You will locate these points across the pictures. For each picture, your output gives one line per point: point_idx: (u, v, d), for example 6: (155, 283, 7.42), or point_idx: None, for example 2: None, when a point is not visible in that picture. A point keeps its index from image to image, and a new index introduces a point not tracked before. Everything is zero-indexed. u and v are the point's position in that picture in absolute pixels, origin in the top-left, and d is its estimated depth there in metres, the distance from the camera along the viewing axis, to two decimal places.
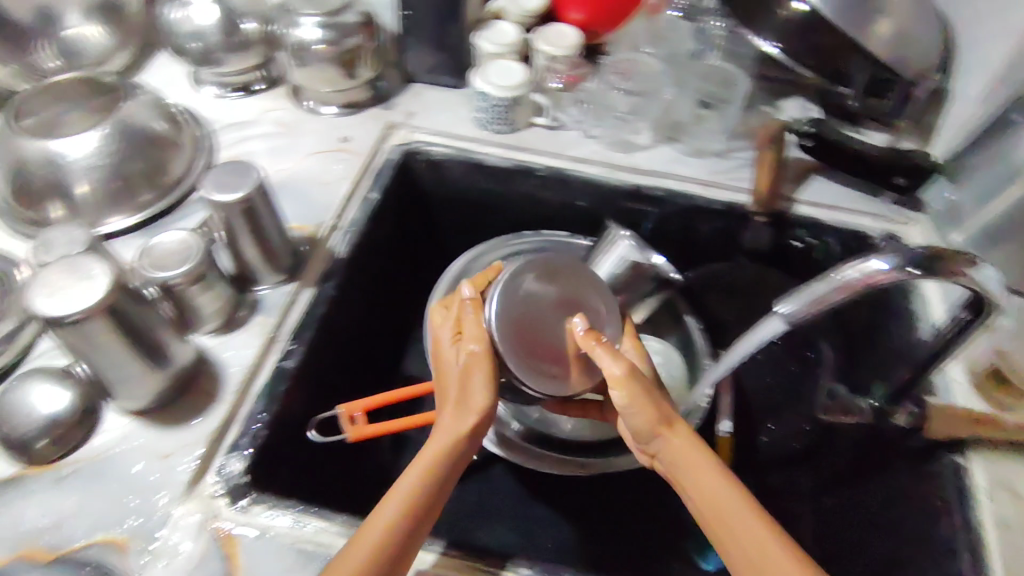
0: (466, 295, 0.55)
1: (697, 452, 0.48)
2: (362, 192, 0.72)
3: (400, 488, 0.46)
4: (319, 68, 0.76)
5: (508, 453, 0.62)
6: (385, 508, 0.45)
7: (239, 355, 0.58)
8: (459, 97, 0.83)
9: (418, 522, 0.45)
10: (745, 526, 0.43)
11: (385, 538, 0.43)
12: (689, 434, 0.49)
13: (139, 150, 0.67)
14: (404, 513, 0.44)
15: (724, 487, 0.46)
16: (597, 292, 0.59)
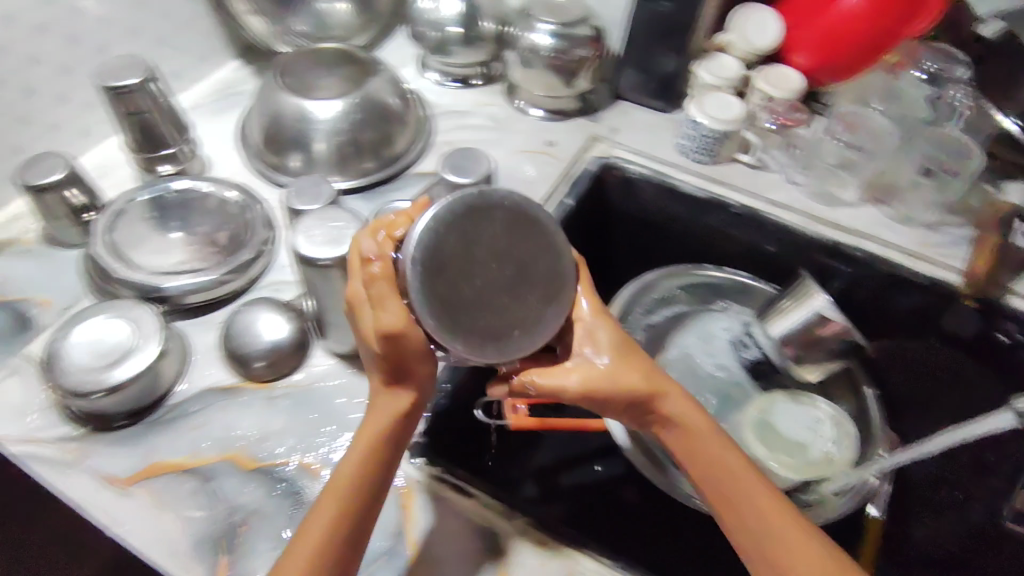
0: (368, 253, 0.45)
1: (692, 424, 0.51)
2: (560, 195, 0.76)
3: (346, 465, 0.47)
4: (546, 73, 0.80)
5: (656, 473, 0.67)
6: (334, 490, 0.46)
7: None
8: (666, 121, 0.84)
9: (370, 494, 0.47)
10: (756, 505, 0.48)
11: (337, 522, 0.45)
12: (679, 401, 0.51)
13: (372, 121, 0.74)
14: (360, 488, 0.46)
15: (728, 465, 0.50)
16: (545, 252, 0.47)
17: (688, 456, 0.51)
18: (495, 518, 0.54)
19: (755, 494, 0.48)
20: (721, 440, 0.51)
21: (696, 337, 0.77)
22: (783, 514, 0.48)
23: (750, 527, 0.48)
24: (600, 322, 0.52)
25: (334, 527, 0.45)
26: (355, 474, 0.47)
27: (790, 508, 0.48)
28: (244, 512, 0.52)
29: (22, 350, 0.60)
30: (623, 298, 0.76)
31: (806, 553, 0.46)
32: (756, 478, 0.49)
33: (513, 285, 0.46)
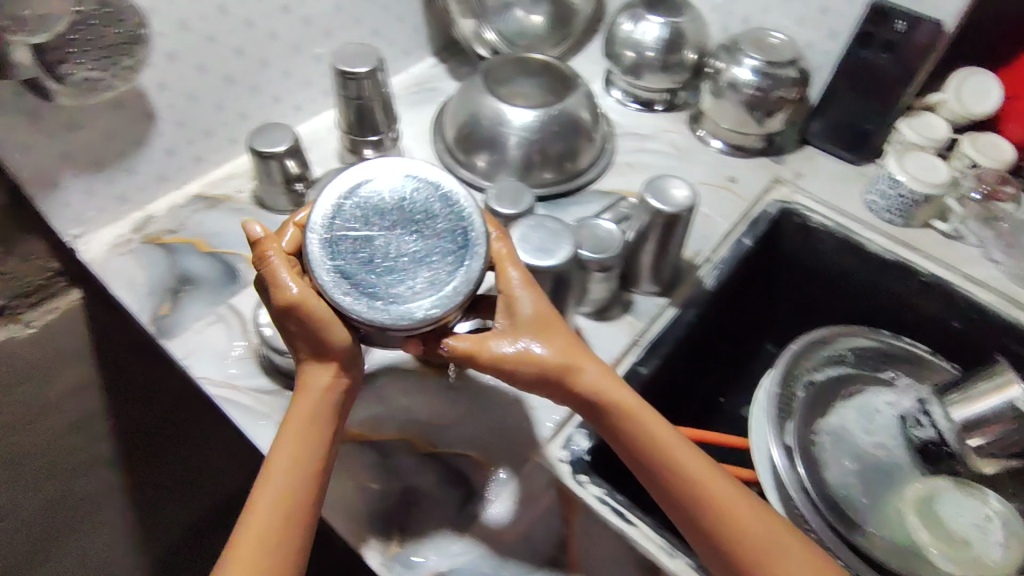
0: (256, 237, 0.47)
1: (640, 408, 0.48)
2: (736, 234, 0.74)
3: (287, 438, 0.46)
4: (737, 108, 0.78)
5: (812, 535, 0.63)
6: (286, 463, 0.45)
7: (604, 350, 0.63)
8: (855, 175, 0.81)
9: (315, 462, 0.46)
10: (719, 493, 0.46)
11: (288, 493, 0.44)
12: (607, 377, 0.48)
13: (563, 134, 0.74)
14: (305, 457, 0.46)
15: (681, 449, 0.47)
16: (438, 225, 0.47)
17: (637, 445, 0.48)
18: (655, 552, 0.51)
19: (708, 479, 0.46)
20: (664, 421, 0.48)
21: (856, 410, 0.72)
22: (737, 498, 0.46)
23: (710, 518, 0.45)
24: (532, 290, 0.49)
25: (285, 498, 0.44)
26: (298, 444, 0.46)
27: (734, 487, 0.47)
28: (420, 494, 0.54)
29: (228, 301, 0.64)
30: (796, 347, 0.74)
31: (770, 540, 0.45)
32: (702, 459, 0.48)
33: (424, 253, 0.46)
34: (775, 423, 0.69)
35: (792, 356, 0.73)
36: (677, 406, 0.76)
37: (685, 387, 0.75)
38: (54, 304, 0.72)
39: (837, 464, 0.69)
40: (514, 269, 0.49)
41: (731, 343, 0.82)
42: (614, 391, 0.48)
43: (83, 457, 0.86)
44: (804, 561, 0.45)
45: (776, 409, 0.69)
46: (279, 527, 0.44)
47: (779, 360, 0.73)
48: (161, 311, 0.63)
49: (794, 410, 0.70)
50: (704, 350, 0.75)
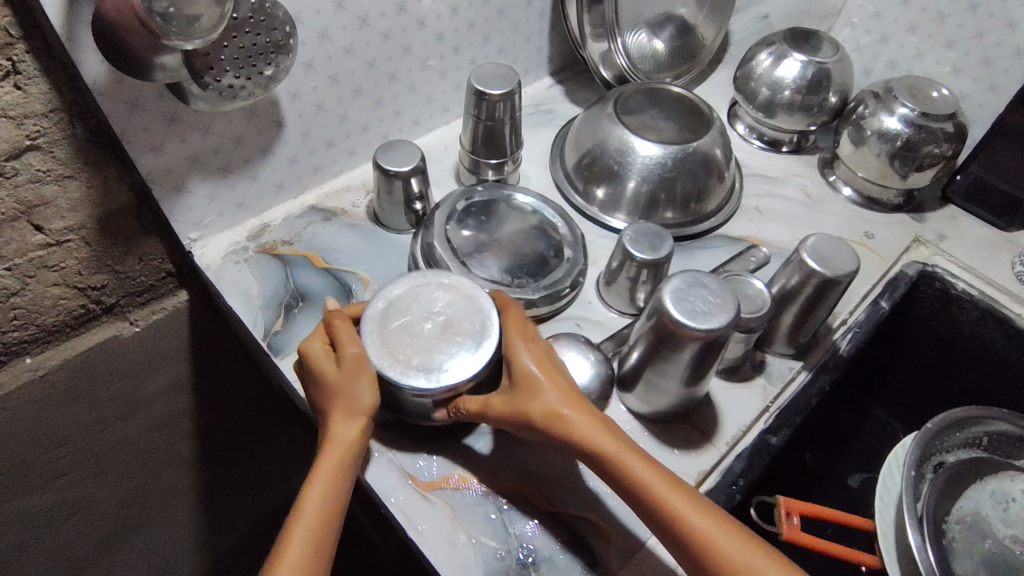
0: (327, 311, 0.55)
1: (622, 447, 0.46)
2: (875, 295, 0.69)
3: (320, 474, 0.47)
4: (881, 158, 0.73)
5: None
6: (314, 497, 0.46)
7: (735, 416, 0.58)
8: (1004, 241, 0.74)
9: (341, 497, 0.46)
10: (710, 530, 0.42)
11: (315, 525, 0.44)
12: (589, 418, 0.47)
13: (695, 173, 0.70)
14: (330, 489, 0.46)
15: (666, 484, 0.44)
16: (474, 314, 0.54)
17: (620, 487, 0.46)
18: None
19: (695, 516, 0.42)
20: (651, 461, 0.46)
21: (990, 500, 0.65)
22: (734, 538, 0.42)
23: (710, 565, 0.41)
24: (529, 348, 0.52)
25: (311, 531, 0.44)
26: (329, 480, 0.46)
27: (736, 525, 0.43)
28: (539, 556, 0.49)
29: None
30: (948, 416, 0.66)
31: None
32: (698, 497, 0.44)
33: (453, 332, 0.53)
34: (912, 501, 0.60)
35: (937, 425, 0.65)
36: (785, 472, 0.71)
37: (795, 450, 0.71)
38: (159, 304, 0.71)
39: (969, 558, 0.62)
40: (522, 339, 0.52)
41: (845, 405, 0.77)
42: (597, 431, 0.47)
43: (163, 455, 0.84)
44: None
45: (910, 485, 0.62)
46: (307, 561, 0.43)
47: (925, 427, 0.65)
48: (274, 327, 0.61)
49: (926, 490, 0.64)
50: (824, 410, 0.72)
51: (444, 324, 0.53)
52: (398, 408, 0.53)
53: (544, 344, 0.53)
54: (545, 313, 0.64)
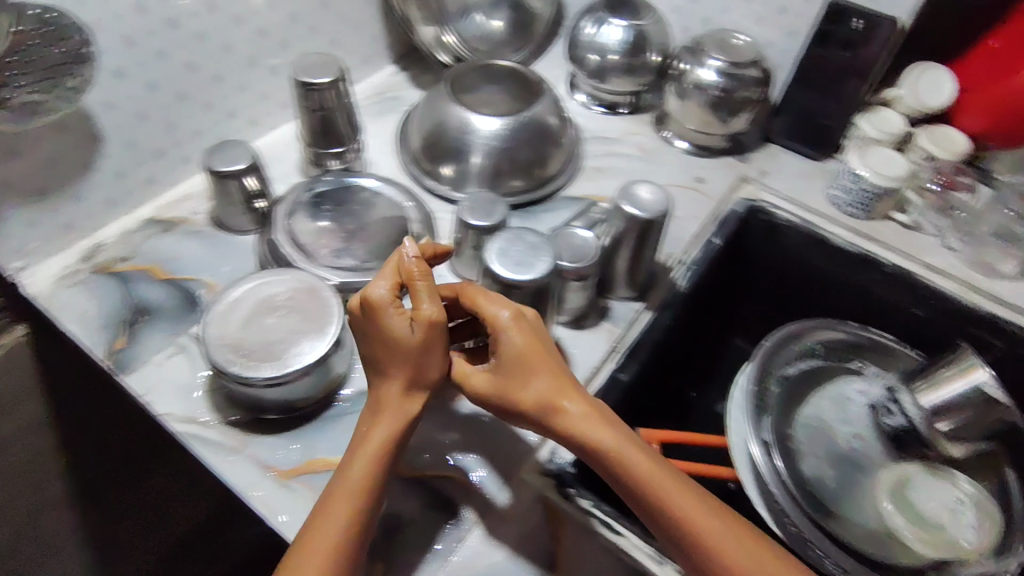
0: (407, 255, 0.51)
1: (627, 451, 0.45)
2: (707, 234, 0.76)
3: (363, 452, 0.47)
4: (703, 108, 0.79)
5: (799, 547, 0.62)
6: (356, 474, 0.46)
7: (586, 357, 0.62)
8: (816, 170, 0.83)
9: (386, 478, 0.47)
10: (711, 537, 0.43)
11: (353, 501, 0.45)
12: (588, 410, 0.46)
13: (531, 141, 0.73)
14: (373, 470, 0.46)
15: (667, 489, 0.44)
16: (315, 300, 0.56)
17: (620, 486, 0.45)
18: (643, 560, 0.50)
19: (701, 519, 0.43)
20: (653, 463, 0.45)
21: (832, 400, 0.74)
22: (737, 545, 0.43)
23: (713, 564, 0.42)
24: (516, 331, 0.48)
25: (349, 513, 0.44)
26: (373, 457, 0.47)
27: (739, 528, 0.43)
28: (403, 521, 0.51)
29: (188, 330, 0.61)
30: (774, 339, 0.75)
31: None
32: (705, 505, 0.44)
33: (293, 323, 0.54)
34: (749, 419, 0.68)
35: (766, 350, 0.74)
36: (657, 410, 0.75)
37: (665, 385, 0.74)
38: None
39: (817, 457, 0.70)
40: (502, 310, 0.49)
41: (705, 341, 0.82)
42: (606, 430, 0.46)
43: (32, 501, 0.80)
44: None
45: (751, 405, 0.69)
46: (337, 543, 0.43)
47: (755, 353, 0.73)
48: (116, 345, 0.59)
49: (772, 405, 0.70)
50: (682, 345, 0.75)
51: (286, 315, 0.55)
52: (255, 401, 0.54)
53: (531, 317, 0.50)
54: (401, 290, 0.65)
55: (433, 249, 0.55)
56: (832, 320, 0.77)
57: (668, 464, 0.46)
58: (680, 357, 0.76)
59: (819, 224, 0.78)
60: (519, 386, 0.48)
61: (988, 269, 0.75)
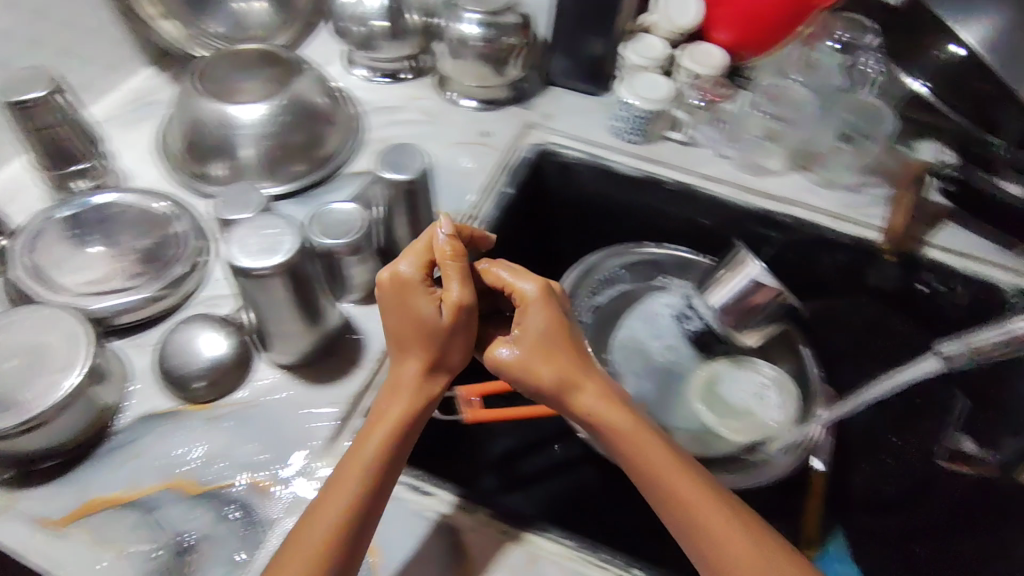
0: (443, 231, 0.55)
1: (620, 418, 0.52)
2: (498, 184, 0.79)
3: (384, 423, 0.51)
4: (472, 64, 0.81)
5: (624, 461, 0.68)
6: (375, 443, 0.50)
7: (379, 328, 0.63)
8: (596, 104, 0.86)
9: (404, 448, 0.51)
10: (682, 490, 0.49)
11: (368, 471, 0.48)
12: (601, 396, 0.52)
13: (301, 124, 0.72)
14: (393, 440, 0.50)
15: (651, 450, 0.50)
16: (55, 331, 0.53)
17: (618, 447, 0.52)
18: (452, 511, 0.54)
19: (694, 502, 0.48)
20: (667, 455, 0.50)
21: (642, 320, 0.79)
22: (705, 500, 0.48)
23: (700, 539, 0.47)
24: (537, 308, 0.55)
25: (366, 479, 0.48)
26: (394, 427, 0.51)
27: (735, 508, 0.48)
28: (195, 540, 0.50)
29: None
30: (574, 276, 0.80)
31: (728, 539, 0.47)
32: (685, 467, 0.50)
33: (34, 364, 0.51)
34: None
35: (578, 276, 0.80)
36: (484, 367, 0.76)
37: None
38: None
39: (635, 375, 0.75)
40: (527, 288, 0.56)
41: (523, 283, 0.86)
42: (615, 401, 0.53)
43: None
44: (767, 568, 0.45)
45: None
46: (328, 538, 0.45)
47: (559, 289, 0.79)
48: None
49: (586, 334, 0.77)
50: None
51: (24, 359, 0.51)
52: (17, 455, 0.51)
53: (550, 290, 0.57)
54: (176, 300, 0.63)
55: (469, 231, 0.59)
56: (636, 243, 0.83)
57: (667, 441, 0.52)
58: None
59: (606, 153, 0.81)
60: (535, 364, 0.53)
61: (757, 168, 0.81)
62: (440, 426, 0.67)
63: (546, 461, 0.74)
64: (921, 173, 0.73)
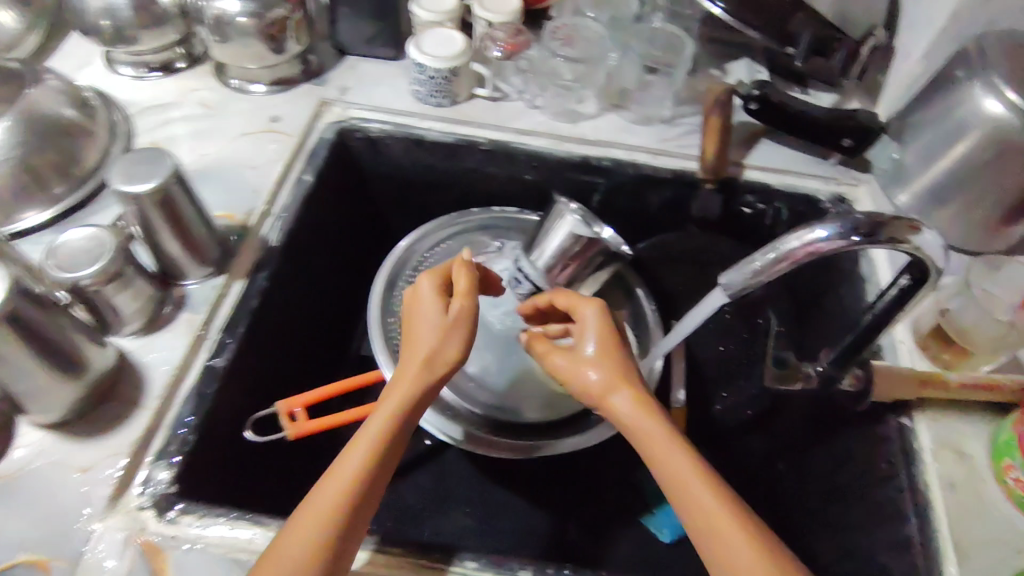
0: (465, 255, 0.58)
1: (649, 427, 0.46)
2: (297, 173, 0.71)
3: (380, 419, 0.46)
4: (241, 45, 0.71)
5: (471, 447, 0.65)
6: (361, 450, 0.45)
7: (162, 356, 0.58)
8: (397, 69, 0.80)
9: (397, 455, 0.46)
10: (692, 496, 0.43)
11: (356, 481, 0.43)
12: (636, 402, 0.48)
13: (48, 141, 0.62)
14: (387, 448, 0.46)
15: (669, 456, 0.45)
16: None
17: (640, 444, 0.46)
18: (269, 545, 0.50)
19: (712, 518, 0.42)
20: (695, 466, 0.44)
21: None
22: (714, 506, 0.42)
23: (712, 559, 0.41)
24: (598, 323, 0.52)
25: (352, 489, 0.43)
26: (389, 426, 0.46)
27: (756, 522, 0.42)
28: None
29: None
30: (398, 252, 0.74)
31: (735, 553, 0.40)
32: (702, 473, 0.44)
33: None
34: (385, 336, 0.66)
35: (399, 255, 0.73)
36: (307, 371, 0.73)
37: (309, 342, 0.73)
38: None
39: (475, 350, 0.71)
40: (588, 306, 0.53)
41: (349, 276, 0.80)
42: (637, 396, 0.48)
43: None
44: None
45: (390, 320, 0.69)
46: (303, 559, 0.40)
47: (384, 265, 0.72)
48: None
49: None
50: (316, 296, 0.73)
51: None
52: None
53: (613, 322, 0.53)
54: None
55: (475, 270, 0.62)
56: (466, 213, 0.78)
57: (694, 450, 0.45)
58: (319, 304, 0.74)
59: (413, 119, 0.76)
60: (587, 367, 0.50)
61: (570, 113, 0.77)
62: (258, 450, 0.63)
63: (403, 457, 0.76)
64: (726, 95, 0.71)
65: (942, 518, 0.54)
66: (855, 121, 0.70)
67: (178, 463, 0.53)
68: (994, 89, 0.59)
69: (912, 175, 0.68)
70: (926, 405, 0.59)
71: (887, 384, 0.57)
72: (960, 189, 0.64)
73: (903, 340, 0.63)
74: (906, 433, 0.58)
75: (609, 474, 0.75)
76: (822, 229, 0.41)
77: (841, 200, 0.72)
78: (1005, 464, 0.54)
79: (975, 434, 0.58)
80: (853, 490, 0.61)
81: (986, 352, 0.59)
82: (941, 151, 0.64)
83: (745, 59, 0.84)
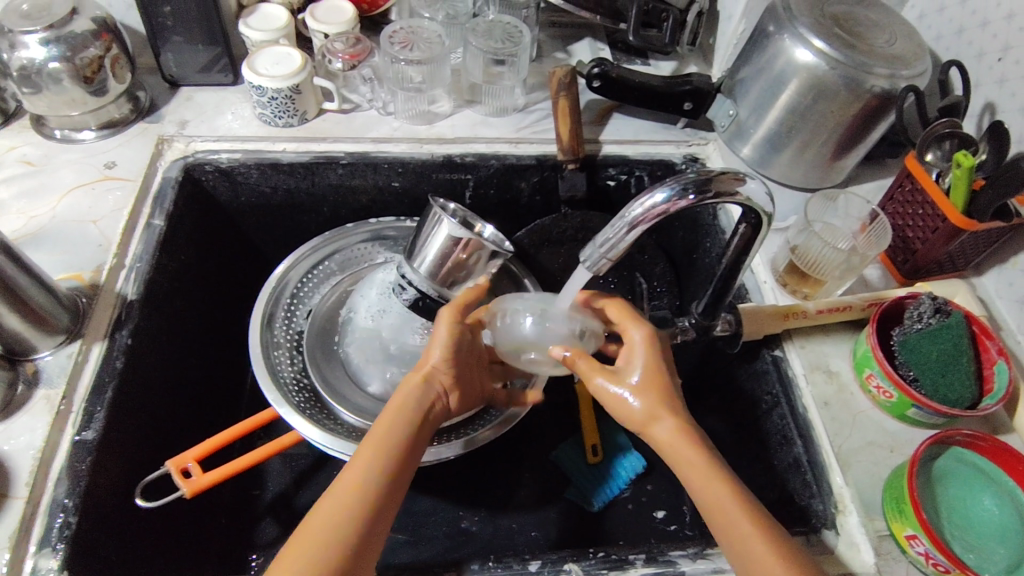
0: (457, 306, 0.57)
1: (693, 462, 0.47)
2: (145, 218, 0.66)
3: (381, 428, 0.50)
4: (61, 95, 0.66)
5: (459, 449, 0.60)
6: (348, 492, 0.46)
7: (23, 443, 0.52)
8: (238, 95, 0.77)
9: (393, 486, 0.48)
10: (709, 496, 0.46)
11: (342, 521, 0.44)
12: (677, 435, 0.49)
13: None
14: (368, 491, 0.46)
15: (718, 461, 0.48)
16: None
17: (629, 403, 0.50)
18: None
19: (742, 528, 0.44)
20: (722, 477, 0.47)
21: (380, 291, 0.70)
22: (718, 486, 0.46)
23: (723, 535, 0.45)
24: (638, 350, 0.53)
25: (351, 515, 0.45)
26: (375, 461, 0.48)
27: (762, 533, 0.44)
28: None
29: None
30: (272, 281, 0.70)
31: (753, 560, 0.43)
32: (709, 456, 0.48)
33: None
34: (271, 369, 0.64)
35: (274, 287, 0.70)
36: (195, 424, 0.69)
37: (188, 393, 0.68)
38: None
39: (374, 367, 0.68)
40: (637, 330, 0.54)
41: (225, 317, 0.76)
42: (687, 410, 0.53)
43: None
44: (746, 502, 0.46)
45: (274, 354, 0.66)
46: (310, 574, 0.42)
47: (261, 297, 0.69)
48: None
49: (306, 341, 0.70)
50: (188, 345, 0.69)
51: None
52: None
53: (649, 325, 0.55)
54: None
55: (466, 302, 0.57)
56: (345, 227, 0.75)
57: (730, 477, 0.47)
58: (195, 348, 0.70)
59: (266, 144, 0.73)
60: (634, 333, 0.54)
61: (425, 115, 0.77)
62: (155, 517, 0.59)
63: (320, 489, 0.72)
64: (569, 76, 0.74)
65: (823, 436, 0.58)
66: (690, 85, 0.75)
67: (64, 548, 0.48)
68: (801, 40, 0.63)
69: (749, 129, 0.73)
70: (794, 335, 0.64)
71: (753, 324, 0.61)
72: (792, 134, 0.69)
73: (765, 281, 0.68)
74: (783, 364, 0.63)
75: (526, 460, 0.75)
76: (660, 193, 0.44)
77: (694, 159, 0.77)
78: (866, 375, 0.59)
79: (839, 352, 0.63)
80: (756, 423, 0.66)
81: (835, 277, 0.65)
82: (769, 103, 0.69)
83: (587, 39, 0.87)
